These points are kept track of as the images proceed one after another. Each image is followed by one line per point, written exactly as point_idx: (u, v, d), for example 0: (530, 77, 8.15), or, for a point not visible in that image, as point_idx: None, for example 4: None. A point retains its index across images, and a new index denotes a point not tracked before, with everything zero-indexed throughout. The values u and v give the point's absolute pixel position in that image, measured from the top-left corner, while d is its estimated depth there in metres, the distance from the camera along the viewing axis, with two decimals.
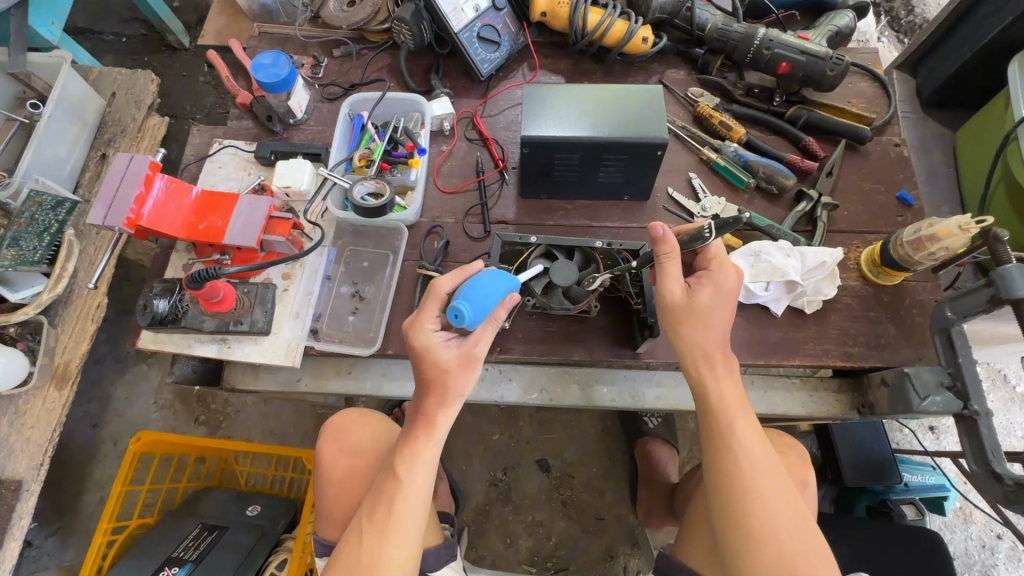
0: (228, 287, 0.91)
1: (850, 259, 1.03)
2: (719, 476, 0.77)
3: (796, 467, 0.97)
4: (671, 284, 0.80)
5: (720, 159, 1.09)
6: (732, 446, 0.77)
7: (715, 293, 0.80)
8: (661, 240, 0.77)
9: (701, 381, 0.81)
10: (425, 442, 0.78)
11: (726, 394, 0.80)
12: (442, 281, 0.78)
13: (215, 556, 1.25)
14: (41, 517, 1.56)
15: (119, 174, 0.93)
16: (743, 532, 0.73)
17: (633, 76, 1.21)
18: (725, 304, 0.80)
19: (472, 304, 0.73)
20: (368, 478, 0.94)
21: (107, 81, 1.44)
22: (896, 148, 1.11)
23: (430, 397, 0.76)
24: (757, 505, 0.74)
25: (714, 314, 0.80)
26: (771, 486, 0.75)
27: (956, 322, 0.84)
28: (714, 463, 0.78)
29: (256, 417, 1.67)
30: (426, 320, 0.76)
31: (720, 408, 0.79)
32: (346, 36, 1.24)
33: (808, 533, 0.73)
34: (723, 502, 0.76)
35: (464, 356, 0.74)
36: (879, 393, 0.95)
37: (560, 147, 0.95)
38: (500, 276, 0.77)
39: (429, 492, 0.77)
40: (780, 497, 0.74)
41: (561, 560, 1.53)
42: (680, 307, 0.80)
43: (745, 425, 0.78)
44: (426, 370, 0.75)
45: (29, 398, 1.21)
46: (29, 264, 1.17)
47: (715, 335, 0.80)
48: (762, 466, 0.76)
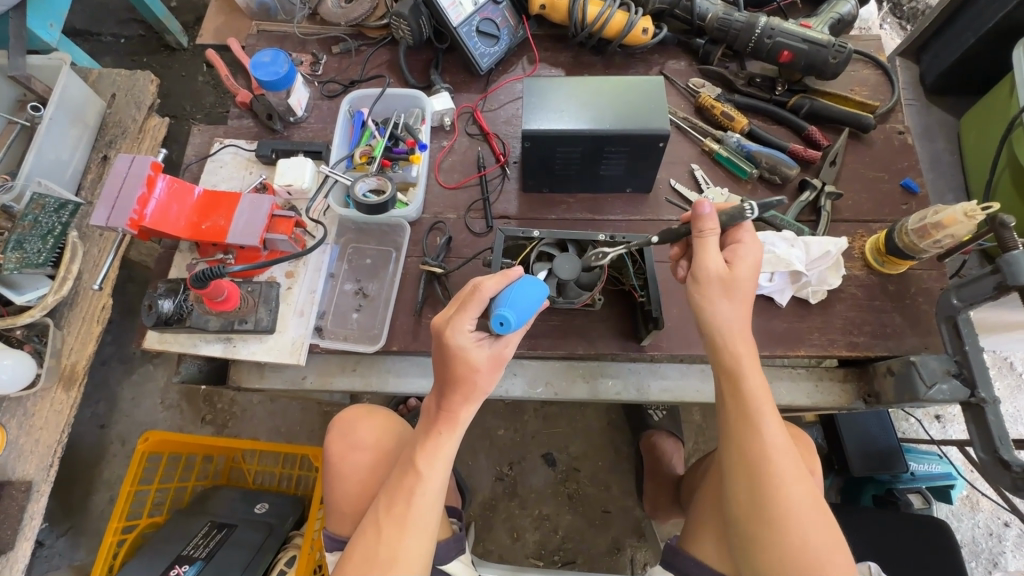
0: (232, 286, 0.92)
1: (854, 248, 1.03)
2: (740, 465, 0.76)
3: (803, 457, 0.96)
4: (712, 257, 0.78)
5: (723, 150, 1.08)
6: (758, 435, 0.76)
7: (753, 268, 0.79)
8: (708, 217, 0.78)
9: (732, 368, 0.78)
10: (436, 438, 0.78)
11: (756, 381, 0.78)
12: (486, 283, 0.72)
13: (225, 553, 1.26)
14: (52, 517, 1.57)
15: (120, 177, 0.93)
16: (759, 521, 0.73)
17: (633, 68, 1.20)
18: (757, 281, 0.79)
19: (519, 312, 0.71)
20: (376, 475, 0.94)
21: (107, 82, 1.44)
22: (900, 136, 1.11)
23: (455, 395, 0.76)
24: (777, 494, 0.73)
25: (745, 294, 0.78)
26: (793, 474, 0.74)
27: (963, 310, 0.83)
28: (737, 451, 0.77)
29: (262, 416, 1.67)
30: (464, 321, 0.73)
31: (748, 395, 0.77)
32: (345, 33, 1.24)
33: (824, 520, 0.73)
34: (742, 492, 0.75)
35: (495, 356, 0.74)
36: (885, 382, 0.95)
37: (562, 140, 0.94)
38: (538, 280, 0.75)
39: (438, 487, 0.77)
40: (801, 487, 0.74)
41: (568, 553, 1.53)
42: (721, 282, 0.77)
43: (772, 413, 0.77)
44: (458, 370, 0.74)
45: (38, 400, 1.22)
46: (33, 267, 1.17)
47: (741, 320, 0.78)
48: (786, 456, 0.75)
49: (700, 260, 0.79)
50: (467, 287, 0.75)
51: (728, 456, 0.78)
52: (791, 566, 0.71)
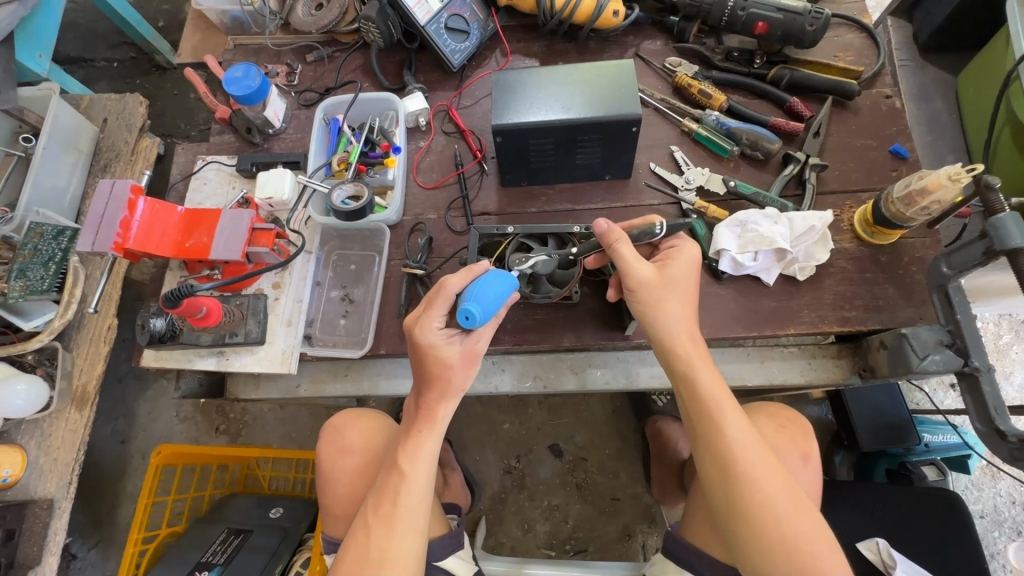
0: (213, 302, 0.93)
1: (842, 220, 1.00)
2: (712, 468, 0.75)
3: (799, 441, 0.94)
4: (639, 267, 0.79)
5: (702, 129, 1.06)
6: (723, 431, 0.75)
7: (682, 265, 0.81)
8: (610, 232, 0.78)
9: (688, 369, 0.78)
10: (417, 438, 0.79)
11: (711, 379, 0.78)
12: (451, 280, 0.74)
13: (243, 557, 1.30)
14: (84, 530, 1.65)
15: (100, 203, 0.93)
16: (744, 522, 0.72)
17: (608, 52, 1.18)
18: (694, 276, 0.81)
19: (485, 306, 0.71)
20: (364, 474, 0.96)
21: (98, 107, 1.48)
22: (888, 101, 1.07)
23: (431, 392, 0.77)
24: (757, 493, 0.72)
25: (684, 293, 0.80)
26: (763, 469, 0.73)
27: (953, 278, 0.81)
28: (709, 456, 0.76)
29: (274, 424, 1.71)
30: (432, 318, 0.74)
31: (708, 395, 0.77)
32: (317, 40, 1.24)
33: (804, 507, 0.73)
34: (724, 496, 0.74)
35: (467, 352, 0.75)
36: (878, 355, 0.92)
37: (534, 132, 0.94)
38: (504, 272, 0.75)
39: (424, 484, 0.78)
40: (775, 480, 0.73)
41: (580, 542, 1.54)
42: (658, 280, 0.79)
43: (733, 410, 0.77)
44: (431, 367, 0.75)
45: (53, 421, 1.27)
46: (39, 293, 1.22)
47: (683, 321, 0.80)
48: (753, 451, 0.74)
49: (624, 269, 0.79)
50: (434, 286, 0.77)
51: (701, 458, 0.77)
52: (779, 557, 0.70)
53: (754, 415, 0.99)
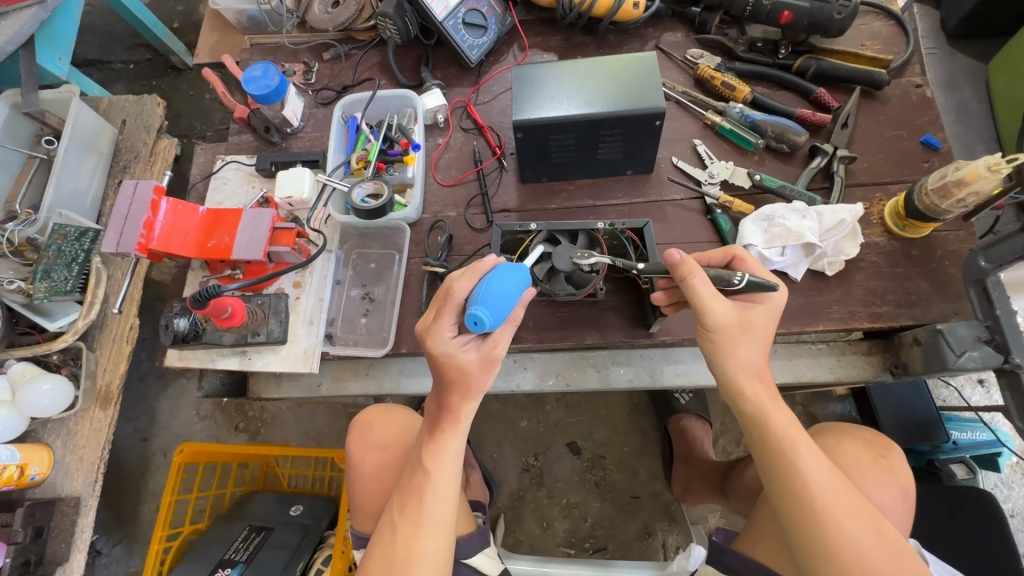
0: (237, 302, 0.93)
1: (872, 213, 0.97)
2: (787, 508, 0.71)
3: (893, 470, 0.89)
4: (718, 309, 0.75)
5: (726, 122, 1.04)
6: (798, 470, 0.71)
7: (767, 312, 0.76)
8: (685, 266, 0.74)
9: (756, 408, 0.75)
10: (440, 437, 0.78)
11: (783, 419, 0.75)
12: (457, 285, 0.72)
13: (266, 555, 1.31)
14: (108, 526, 1.67)
15: (124, 204, 0.93)
16: (827, 567, 0.67)
17: (628, 45, 1.16)
18: (777, 323, 0.76)
19: (492, 309, 0.70)
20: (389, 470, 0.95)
21: (117, 109, 1.49)
22: (918, 90, 1.04)
23: (451, 395, 0.76)
24: (839, 534, 0.67)
25: (764, 335, 0.76)
26: (846, 508, 0.69)
27: (992, 272, 0.79)
28: (784, 495, 0.72)
29: (292, 421, 1.72)
30: (443, 327, 0.73)
31: (782, 433, 0.74)
32: (334, 38, 1.23)
33: (895, 551, 0.67)
34: (802, 538, 0.69)
35: (484, 356, 0.74)
36: (912, 352, 0.90)
37: (555, 128, 0.92)
38: (510, 271, 0.74)
39: (449, 483, 0.78)
40: (858, 519, 0.68)
41: (599, 540, 1.53)
42: (739, 324, 0.75)
43: (809, 447, 0.73)
44: (448, 374, 0.74)
45: (79, 420, 1.28)
46: (63, 294, 1.23)
47: (757, 358, 0.76)
48: (835, 489, 0.70)
49: (699, 307, 0.74)
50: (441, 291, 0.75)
51: (775, 500, 0.73)
52: None
53: (843, 440, 0.93)
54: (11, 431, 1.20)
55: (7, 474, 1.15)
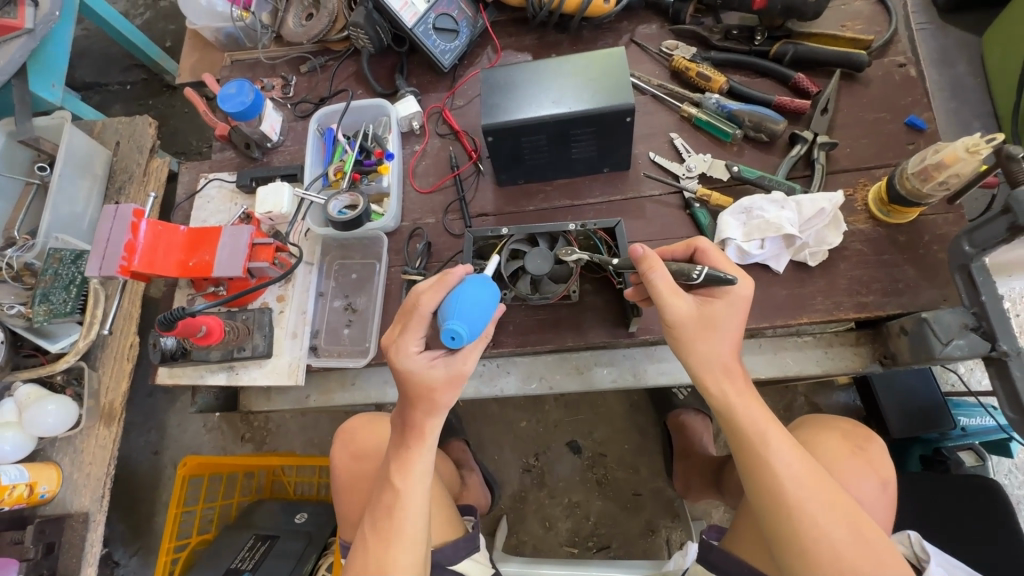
0: (213, 321, 0.94)
1: (856, 200, 0.95)
2: (761, 504, 0.70)
3: (877, 463, 0.87)
4: (680, 304, 0.73)
5: (702, 114, 1.02)
6: (770, 464, 0.70)
7: (730, 305, 0.74)
8: (647, 262, 0.72)
9: (727, 401, 0.74)
10: (408, 454, 0.78)
11: (754, 413, 0.73)
12: (424, 299, 0.72)
13: (271, 563, 1.33)
14: (124, 538, 1.72)
15: (106, 226, 0.95)
16: (802, 563, 0.66)
17: (602, 40, 1.14)
18: (742, 315, 0.75)
19: (468, 322, 0.70)
20: (366, 482, 0.97)
21: (109, 131, 1.51)
22: (901, 70, 1.00)
23: (417, 411, 0.76)
24: (812, 530, 0.66)
25: (733, 326, 0.75)
26: (820, 504, 0.67)
27: (976, 257, 0.76)
28: (757, 492, 0.70)
29: (296, 430, 1.74)
30: (408, 342, 0.74)
31: (752, 427, 0.72)
32: (310, 50, 1.24)
33: (871, 543, 0.66)
34: (777, 535, 0.68)
35: (450, 374, 0.73)
36: (900, 342, 0.87)
37: (525, 130, 0.92)
38: (483, 282, 0.73)
39: (418, 499, 0.78)
40: (833, 513, 0.67)
41: (603, 538, 1.53)
42: (699, 319, 0.74)
43: (782, 440, 0.72)
44: (412, 390, 0.75)
45: (84, 438, 1.32)
46: (62, 316, 1.25)
47: (727, 351, 0.75)
48: (808, 484, 0.68)
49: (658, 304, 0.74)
50: (406, 304, 0.76)
51: (749, 495, 0.71)
52: None
53: (821, 432, 0.91)
54: (18, 451, 1.24)
55: (17, 494, 1.18)
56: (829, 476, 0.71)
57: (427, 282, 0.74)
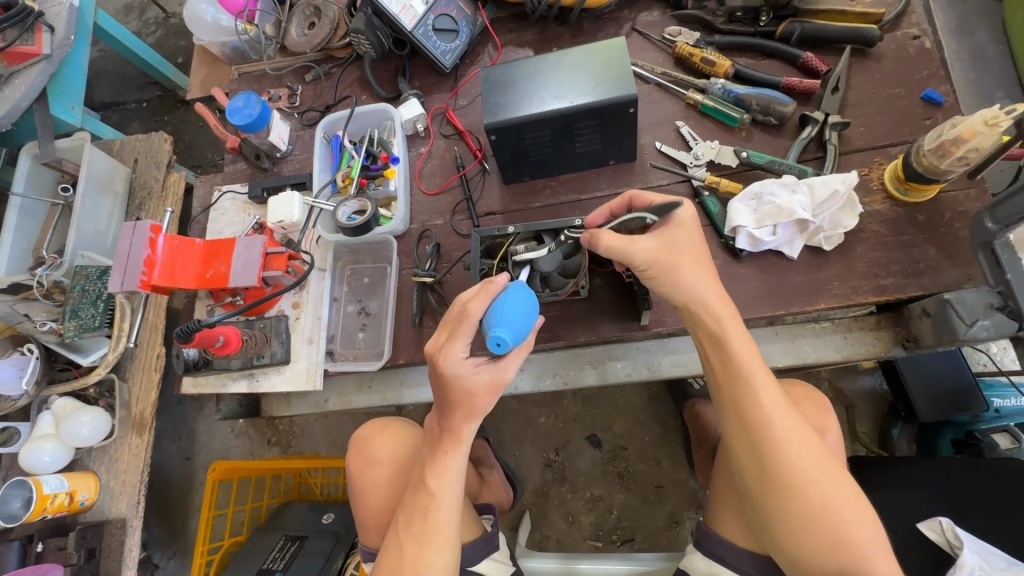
0: (229, 330, 0.98)
1: (871, 179, 0.92)
2: (742, 429, 0.74)
3: (811, 415, 0.91)
4: (638, 244, 0.77)
5: (708, 100, 1.00)
6: (756, 393, 0.74)
7: (680, 221, 0.79)
8: (597, 232, 0.77)
9: (716, 330, 0.77)
10: (443, 457, 0.79)
11: (743, 343, 0.76)
12: (472, 304, 0.71)
13: (301, 563, 1.36)
14: (162, 542, 1.78)
15: (126, 242, 0.98)
16: (775, 487, 0.71)
17: (603, 31, 1.13)
18: (697, 232, 0.79)
19: (513, 329, 0.70)
20: (381, 487, 0.97)
21: (128, 149, 1.56)
22: (916, 42, 0.97)
23: (456, 416, 0.77)
24: (788, 456, 0.71)
25: (695, 251, 0.79)
26: (798, 435, 0.72)
27: (999, 233, 0.73)
28: (740, 418, 0.74)
29: (320, 433, 1.78)
30: (456, 347, 0.73)
31: (741, 357, 0.75)
32: (314, 59, 1.25)
33: (837, 473, 0.72)
34: (755, 458, 0.73)
35: (493, 380, 0.74)
36: (922, 325, 0.85)
37: (527, 127, 0.91)
38: (523, 290, 0.74)
39: (453, 503, 0.80)
40: (809, 444, 0.72)
41: (627, 531, 1.52)
42: (664, 249, 0.78)
43: (767, 375, 0.75)
44: (456, 396, 0.75)
45: (118, 447, 1.36)
46: (92, 330, 1.30)
47: (706, 283, 0.78)
48: (786, 415, 0.73)
49: (623, 249, 0.77)
50: (454, 309, 0.74)
51: (731, 421, 0.76)
52: (810, 519, 0.70)
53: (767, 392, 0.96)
54: (58, 461, 1.28)
55: (59, 502, 1.24)
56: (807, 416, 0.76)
57: (470, 290, 0.74)
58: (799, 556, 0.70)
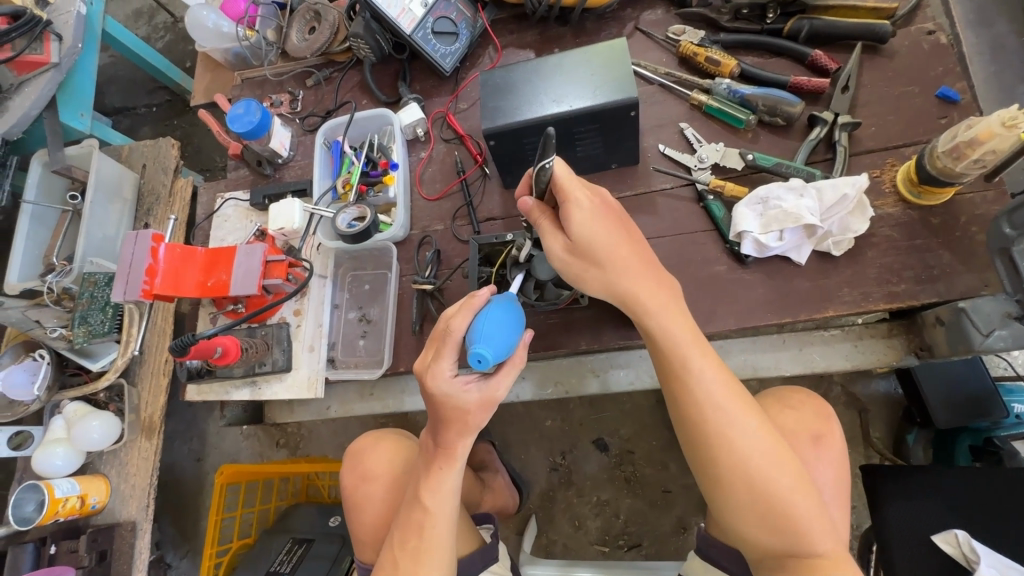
0: (229, 341, 0.98)
1: (883, 181, 0.89)
2: (683, 418, 0.75)
3: (809, 421, 0.87)
4: (552, 243, 0.77)
5: (713, 101, 0.97)
6: (694, 383, 0.74)
7: (581, 223, 0.74)
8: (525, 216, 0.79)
9: (648, 320, 0.75)
10: (438, 473, 0.79)
11: (680, 331, 0.75)
12: (455, 321, 0.71)
13: (307, 567, 1.37)
14: (175, 541, 1.81)
15: (128, 251, 0.98)
16: (716, 475, 0.73)
17: (605, 31, 1.10)
18: (602, 229, 0.74)
19: (495, 345, 0.69)
20: (376, 502, 0.97)
21: (135, 155, 1.57)
22: (931, 37, 0.93)
23: (450, 432, 0.75)
24: (728, 445, 0.72)
25: (608, 248, 0.74)
26: (739, 423, 0.72)
27: (1017, 240, 0.70)
28: (682, 408, 0.75)
29: (328, 436, 1.79)
30: (443, 366, 0.71)
31: (677, 347, 0.75)
32: (315, 64, 1.25)
33: (785, 459, 0.72)
34: (696, 446, 0.74)
35: (485, 397, 0.73)
36: (935, 332, 0.82)
37: (525, 131, 0.89)
38: (507, 305, 0.73)
39: (448, 519, 0.79)
40: (750, 432, 0.72)
41: (633, 537, 1.51)
42: (574, 254, 0.76)
43: (708, 363, 0.75)
44: (447, 413, 0.74)
45: (128, 450, 1.38)
46: (100, 336, 1.32)
47: (628, 274, 0.75)
48: (726, 404, 0.73)
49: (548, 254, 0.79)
50: (439, 325, 0.74)
51: (674, 411, 0.76)
52: (754, 505, 0.71)
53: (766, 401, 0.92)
54: (69, 465, 1.30)
55: (71, 505, 1.26)
56: (758, 405, 0.75)
57: (454, 305, 0.74)
58: (743, 539, 0.73)
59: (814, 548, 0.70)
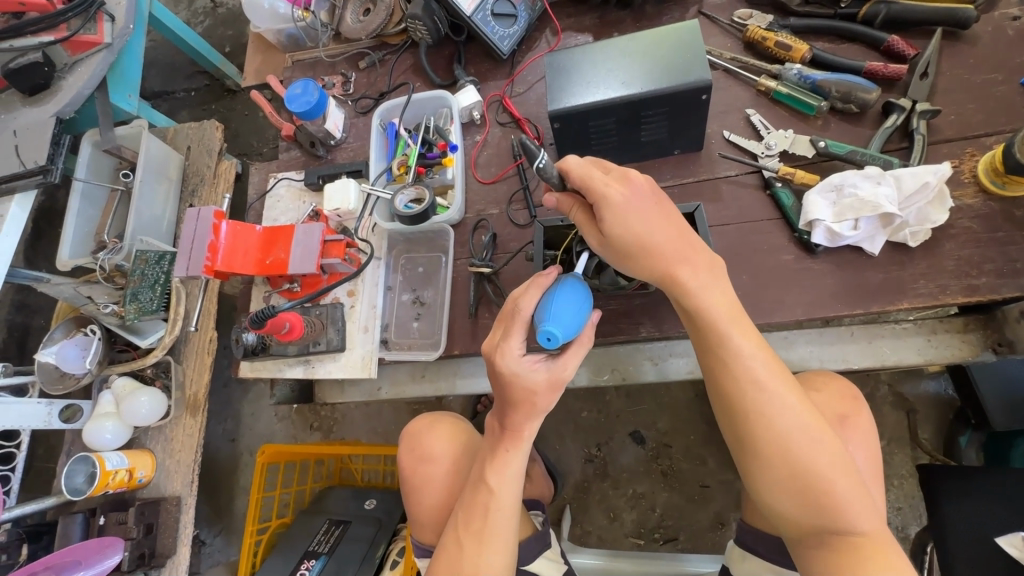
0: (294, 317, 1.00)
1: (962, 172, 0.86)
2: (718, 389, 0.72)
3: (839, 402, 0.84)
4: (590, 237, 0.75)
5: (782, 86, 0.95)
6: (732, 355, 0.71)
7: (613, 218, 0.69)
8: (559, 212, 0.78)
9: (685, 293, 0.72)
10: (504, 455, 0.79)
11: (718, 304, 0.71)
12: (524, 300, 0.71)
13: (345, 547, 1.38)
14: (209, 519, 1.83)
15: (190, 227, 1.00)
16: (751, 449, 0.70)
17: (667, 15, 1.08)
18: (639, 216, 0.69)
19: (564, 325, 0.69)
20: (433, 484, 0.97)
21: (181, 136, 1.59)
22: (1015, 24, 0.90)
23: (517, 414, 0.75)
24: (765, 419, 0.69)
25: (644, 236, 0.70)
26: (779, 397, 0.69)
27: None
28: (719, 381, 0.72)
29: (361, 421, 1.80)
30: (513, 344, 0.71)
31: (713, 320, 0.71)
32: (368, 46, 1.24)
33: (827, 438, 0.68)
34: (731, 421, 0.71)
35: (553, 377, 0.72)
36: (1019, 328, 0.82)
37: (594, 113, 0.88)
38: (576, 285, 0.72)
39: (512, 501, 0.79)
40: (790, 408, 0.69)
41: (669, 530, 1.50)
42: (611, 249, 0.73)
43: (746, 338, 0.71)
44: (514, 393, 0.73)
45: (173, 427, 1.40)
46: (150, 313, 1.35)
47: (664, 254, 0.70)
48: (765, 378, 0.70)
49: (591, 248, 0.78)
50: (507, 305, 0.74)
51: (711, 383, 0.73)
52: (791, 482, 0.68)
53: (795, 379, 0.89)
54: (118, 439, 1.32)
55: (120, 478, 1.28)
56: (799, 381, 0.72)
57: (522, 285, 0.74)
58: (779, 517, 0.71)
59: (853, 526, 0.67)
